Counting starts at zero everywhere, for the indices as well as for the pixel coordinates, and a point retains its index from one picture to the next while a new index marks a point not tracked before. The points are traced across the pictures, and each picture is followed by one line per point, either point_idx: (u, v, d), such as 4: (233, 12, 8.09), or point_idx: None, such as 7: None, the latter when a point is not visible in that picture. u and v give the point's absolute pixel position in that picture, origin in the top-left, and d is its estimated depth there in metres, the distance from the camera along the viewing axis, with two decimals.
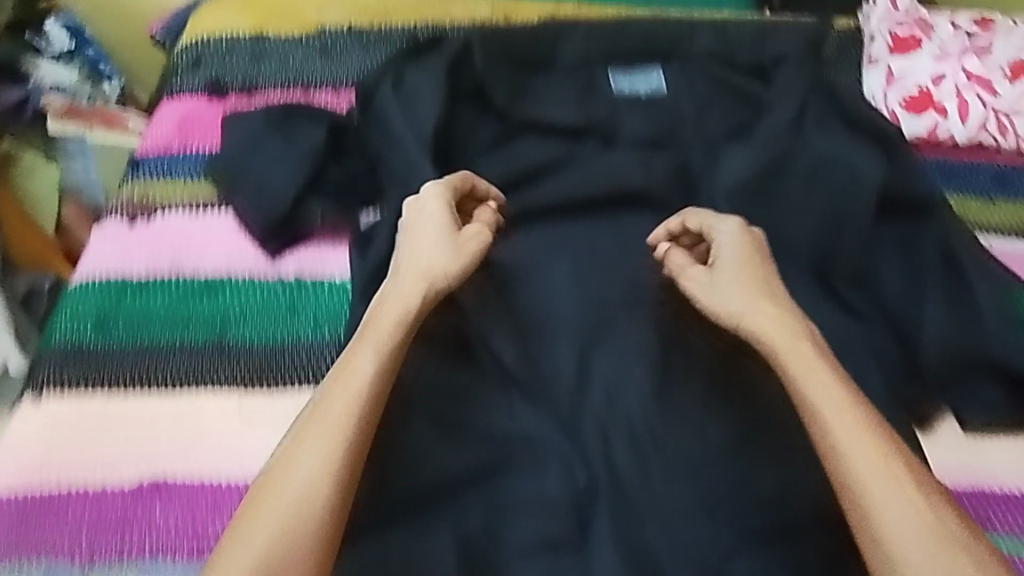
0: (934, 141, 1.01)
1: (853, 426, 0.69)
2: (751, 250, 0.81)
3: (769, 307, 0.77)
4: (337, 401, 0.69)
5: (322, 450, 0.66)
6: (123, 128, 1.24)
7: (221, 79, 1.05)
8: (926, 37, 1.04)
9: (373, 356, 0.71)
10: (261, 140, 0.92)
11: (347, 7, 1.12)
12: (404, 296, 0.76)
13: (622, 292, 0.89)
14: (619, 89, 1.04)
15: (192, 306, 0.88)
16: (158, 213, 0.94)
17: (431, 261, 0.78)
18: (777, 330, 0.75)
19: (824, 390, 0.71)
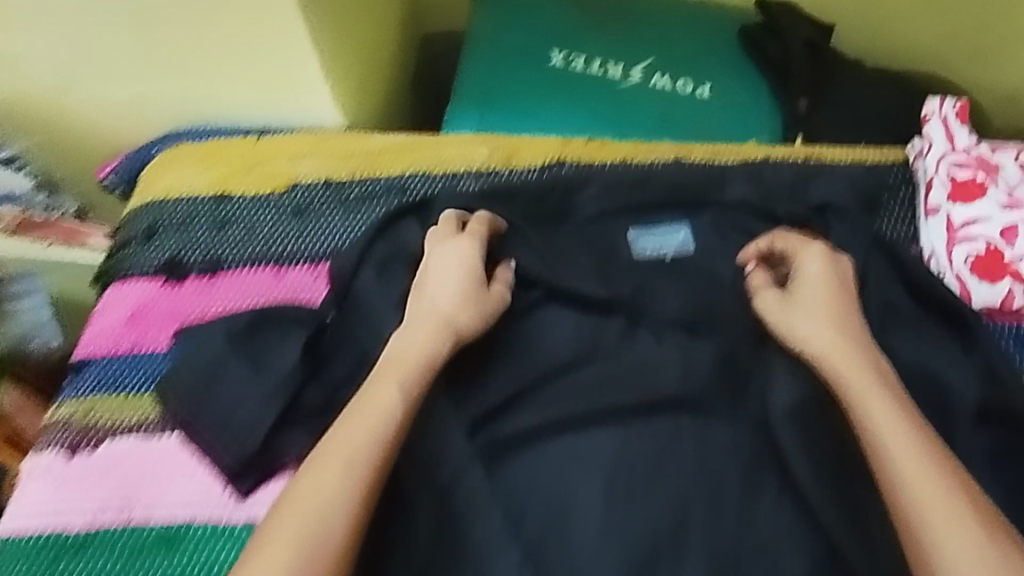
0: (1008, 309, 0.87)
1: (904, 440, 0.67)
2: (827, 273, 0.79)
3: (825, 320, 0.75)
4: (362, 428, 0.67)
5: (339, 484, 0.64)
6: (83, 243, 1.08)
7: (180, 255, 0.91)
8: (993, 182, 0.91)
9: (396, 389, 0.69)
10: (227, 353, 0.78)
11: (323, 155, 0.96)
12: (418, 338, 0.73)
13: (667, 526, 0.74)
14: (641, 251, 0.89)
15: (141, 568, 0.73)
16: (104, 439, 0.80)
17: (453, 306, 0.76)
18: (830, 351, 0.73)
19: (876, 402, 0.69)
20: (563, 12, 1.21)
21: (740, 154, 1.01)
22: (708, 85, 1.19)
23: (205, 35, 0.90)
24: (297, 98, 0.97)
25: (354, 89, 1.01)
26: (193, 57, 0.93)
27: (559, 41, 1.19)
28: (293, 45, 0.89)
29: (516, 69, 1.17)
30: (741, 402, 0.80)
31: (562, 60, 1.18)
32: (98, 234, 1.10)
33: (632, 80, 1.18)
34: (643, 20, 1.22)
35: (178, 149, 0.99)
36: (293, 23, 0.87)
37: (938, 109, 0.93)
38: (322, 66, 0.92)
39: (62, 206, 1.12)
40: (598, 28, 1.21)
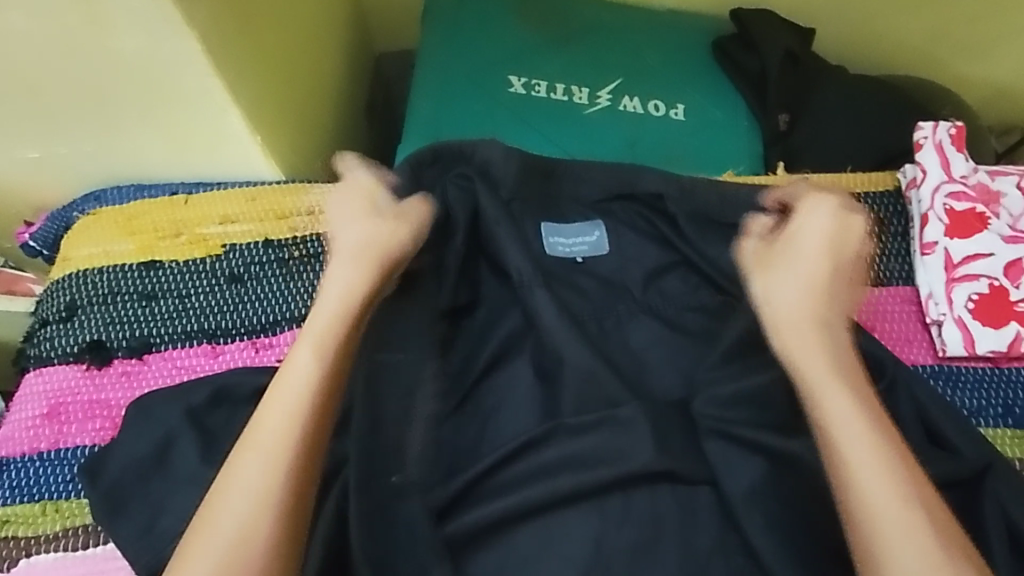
0: (1016, 354, 0.79)
1: (866, 433, 0.58)
2: (842, 241, 0.69)
3: (810, 285, 0.66)
4: (275, 417, 0.59)
5: (266, 460, 0.57)
6: (26, 294, 1.01)
7: (102, 336, 0.82)
8: (993, 214, 0.83)
9: (314, 355, 0.62)
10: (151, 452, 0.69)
11: (259, 215, 0.88)
12: (350, 270, 0.68)
13: None
14: (550, 249, 0.83)
15: None
16: (21, 557, 0.72)
17: (369, 239, 0.70)
18: (794, 324, 0.65)
19: (832, 394, 0.61)
20: (518, 32, 1.12)
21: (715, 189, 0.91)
22: (680, 106, 1.10)
23: (108, 91, 0.80)
24: (225, 152, 0.89)
25: (288, 139, 0.93)
26: (103, 117, 0.84)
27: (517, 66, 1.10)
28: (210, 100, 0.80)
29: (471, 98, 1.08)
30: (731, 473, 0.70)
31: (521, 87, 1.09)
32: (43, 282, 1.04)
33: (598, 104, 1.09)
34: (605, 37, 1.13)
35: (98, 212, 0.90)
36: (202, 80, 0.78)
37: (931, 135, 0.85)
38: (245, 119, 0.83)
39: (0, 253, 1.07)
40: (557, 49, 1.12)
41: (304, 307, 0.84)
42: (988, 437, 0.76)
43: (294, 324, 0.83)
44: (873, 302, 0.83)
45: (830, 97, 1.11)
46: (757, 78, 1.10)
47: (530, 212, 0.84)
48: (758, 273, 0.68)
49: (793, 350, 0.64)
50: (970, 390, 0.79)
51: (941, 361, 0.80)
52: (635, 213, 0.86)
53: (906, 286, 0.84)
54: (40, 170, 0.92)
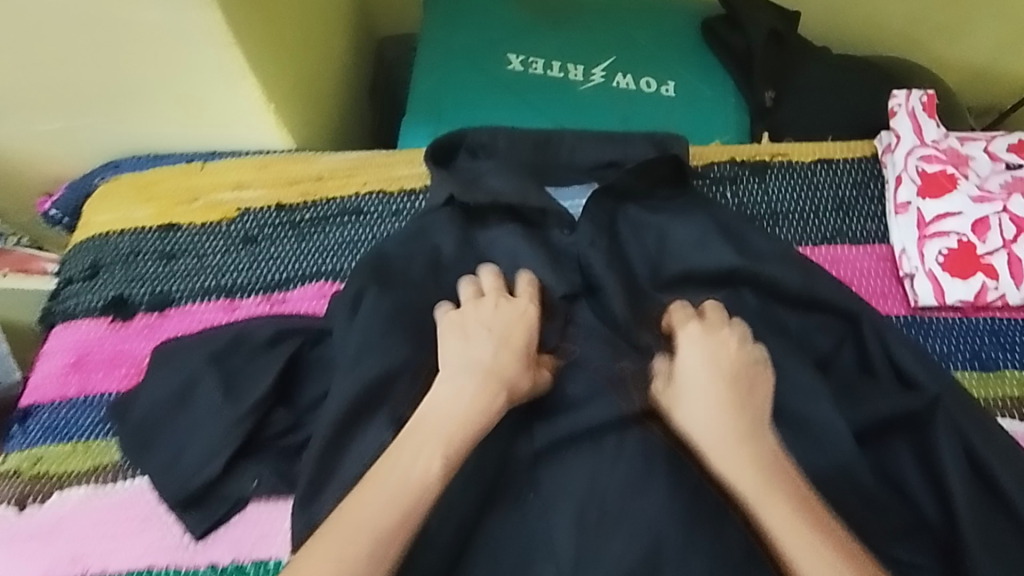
0: (983, 304, 0.84)
1: (802, 532, 0.59)
2: (719, 359, 0.68)
3: (717, 407, 0.66)
4: (376, 500, 0.61)
5: (372, 540, 0.59)
6: (39, 272, 1.06)
7: (125, 292, 0.87)
8: (963, 175, 0.88)
9: (439, 454, 0.63)
10: (175, 392, 0.75)
11: (271, 181, 0.93)
12: (476, 390, 0.66)
13: None
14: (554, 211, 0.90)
15: None
16: (54, 491, 0.77)
17: (507, 365, 0.68)
18: (719, 441, 0.65)
19: (771, 500, 0.61)
20: (515, 14, 1.18)
21: (703, 156, 0.97)
22: (671, 83, 1.16)
23: (131, 62, 0.86)
24: (239, 122, 0.94)
25: (298, 110, 0.98)
26: (123, 88, 0.89)
27: (514, 45, 1.16)
28: (225, 70, 0.86)
29: (470, 76, 1.13)
30: None
31: (518, 65, 1.14)
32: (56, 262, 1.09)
33: (593, 81, 1.14)
34: (599, 18, 1.19)
35: (117, 179, 0.95)
36: (219, 51, 0.83)
37: (904, 102, 0.92)
38: (258, 87, 0.88)
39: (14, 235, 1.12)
40: (553, 29, 1.18)
41: (315, 266, 0.89)
42: (956, 378, 0.82)
43: (305, 281, 0.89)
44: (849, 259, 0.89)
45: (812, 75, 1.17)
46: (743, 55, 1.15)
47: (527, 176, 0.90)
48: (670, 406, 0.68)
49: (717, 458, 0.64)
50: (939, 338, 0.84)
51: (913, 312, 0.86)
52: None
53: (882, 244, 0.90)
54: (63, 139, 0.98)
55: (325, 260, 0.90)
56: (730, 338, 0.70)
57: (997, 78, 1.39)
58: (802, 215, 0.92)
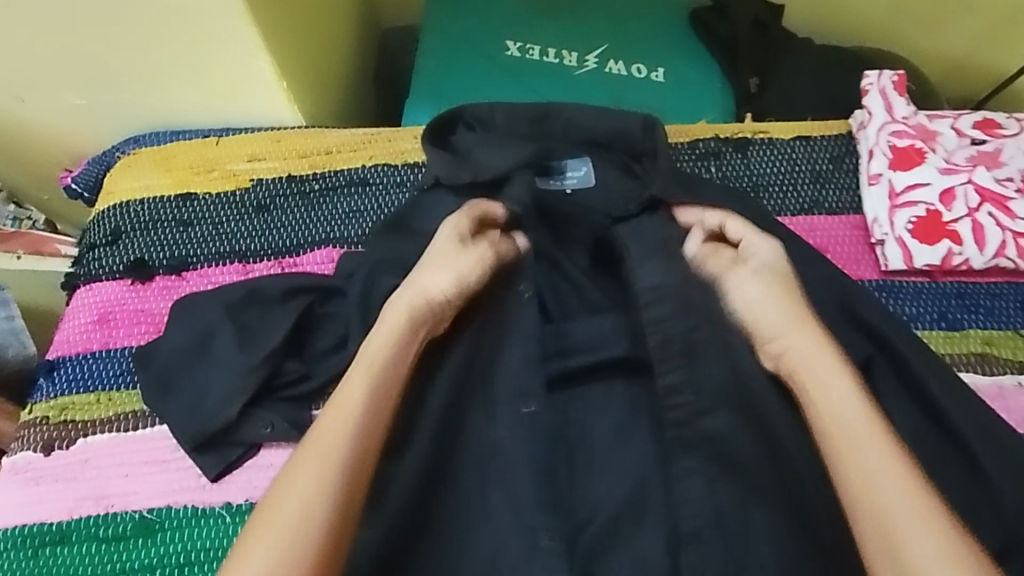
0: (949, 269, 0.90)
1: (862, 423, 0.66)
2: (781, 264, 0.80)
3: (778, 304, 0.76)
4: (323, 429, 0.66)
5: (321, 469, 0.63)
6: (52, 253, 1.15)
7: (145, 255, 0.93)
8: (931, 149, 0.94)
9: (368, 378, 0.70)
10: (193, 343, 0.80)
11: (283, 154, 0.99)
12: (400, 313, 0.75)
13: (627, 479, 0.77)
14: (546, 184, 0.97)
15: (123, 554, 0.76)
16: (78, 437, 0.81)
17: (430, 284, 0.78)
18: (802, 354, 0.73)
19: (833, 393, 0.69)
20: (513, 3, 1.24)
21: (688, 133, 1.02)
22: (661, 69, 1.22)
23: (154, 40, 0.92)
24: (253, 99, 1.00)
25: (309, 88, 1.04)
26: (145, 65, 0.95)
27: (513, 33, 1.22)
28: (242, 47, 0.92)
29: (470, 61, 1.19)
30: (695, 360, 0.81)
31: (516, 51, 1.21)
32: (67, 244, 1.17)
33: (587, 67, 1.20)
34: (593, 8, 1.25)
35: (137, 152, 1.01)
36: (235, 28, 0.89)
37: (876, 81, 0.98)
38: (272, 65, 0.94)
39: (35, 219, 1.21)
40: (550, 18, 1.24)
41: (324, 233, 0.95)
42: (924, 337, 0.88)
43: (314, 247, 0.94)
44: (826, 227, 0.95)
45: (794, 64, 1.23)
46: (728, 44, 1.22)
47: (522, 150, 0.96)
48: (740, 298, 0.79)
49: (794, 350, 0.74)
50: (908, 300, 0.90)
51: (884, 276, 0.91)
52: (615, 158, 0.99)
53: (856, 214, 0.96)
54: (87, 116, 1.04)
55: (333, 227, 0.95)
56: (780, 246, 0.82)
57: (974, 69, 1.45)
58: (782, 188, 0.98)
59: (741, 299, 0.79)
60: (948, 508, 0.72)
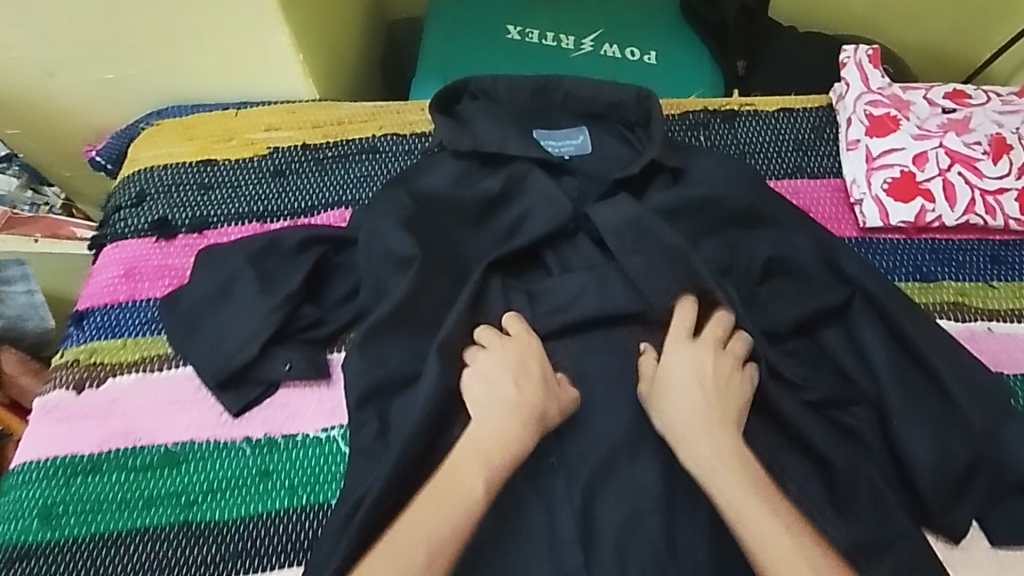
0: (923, 226, 0.97)
1: (755, 501, 0.69)
2: (702, 352, 0.79)
3: (689, 404, 0.75)
4: (427, 518, 0.70)
5: (421, 563, 0.67)
6: (69, 236, 1.22)
7: (168, 216, 0.98)
8: (904, 117, 1.01)
9: (482, 477, 0.72)
10: (218, 290, 0.86)
11: (297, 124, 1.05)
12: (508, 421, 0.75)
13: (624, 411, 0.82)
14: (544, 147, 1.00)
15: (150, 483, 0.80)
16: (106, 378, 0.87)
17: (529, 393, 0.77)
18: (690, 439, 0.74)
19: (723, 476, 0.71)
20: None
21: (679, 106, 1.09)
22: (653, 53, 1.29)
23: (180, 14, 0.99)
24: (270, 72, 1.06)
25: (322, 64, 1.11)
26: (170, 38, 1.02)
27: (514, 18, 1.29)
28: (262, 20, 0.99)
29: (473, 44, 1.27)
30: None
31: (517, 34, 1.28)
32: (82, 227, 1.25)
33: (583, 50, 1.28)
34: None
35: (160, 123, 1.07)
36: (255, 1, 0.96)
37: (853, 55, 1.05)
38: (290, 38, 1.01)
39: (49, 202, 1.27)
40: (548, 5, 1.31)
41: (337, 196, 1.01)
42: (901, 287, 0.94)
43: (327, 208, 0.99)
44: (808, 190, 1.01)
45: (778, 50, 1.32)
46: (716, 28, 1.28)
47: (523, 120, 1.02)
48: (658, 400, 0.77)
49: (693, 442, 0.73)
50: (886, 254, 0.96)
51: (863, 233, 0.97)
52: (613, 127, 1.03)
53: (837, 178, 1.02)
54: (113, 90, 1.10)
55: (345, 190, 1.01)
56: (713, 343, 0.80)
57: (950, 57, 1.53)
58: (767, 155, 1.04)
59: (659, 404, 0.77)
60: (918, 436, 0.78)
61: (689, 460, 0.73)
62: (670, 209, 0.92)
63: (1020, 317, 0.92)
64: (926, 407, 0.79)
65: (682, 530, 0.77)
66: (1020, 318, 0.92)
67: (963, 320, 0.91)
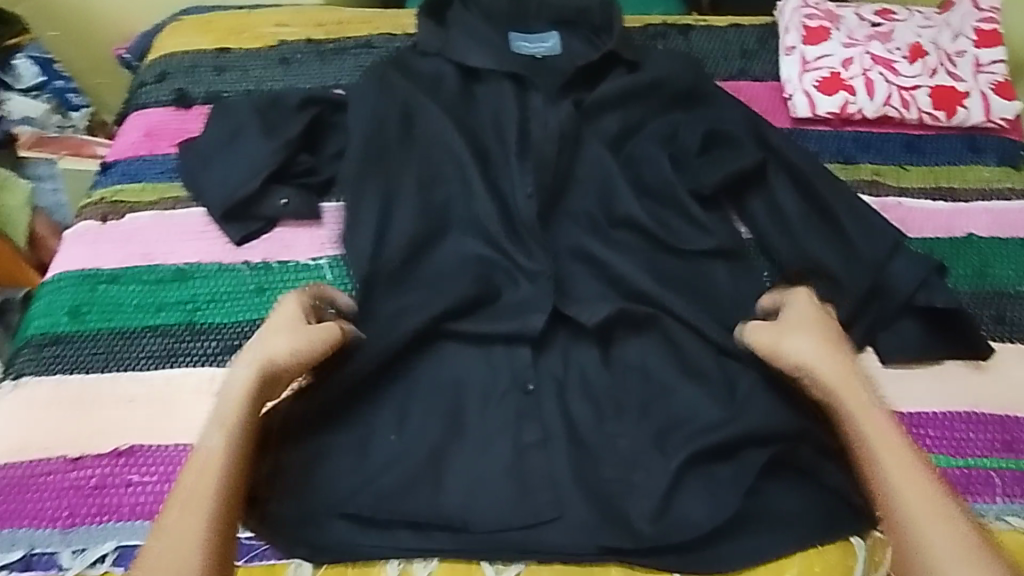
0: (846, 117, 1.10)
1: (900, 453, 0.70)
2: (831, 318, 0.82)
3: (824, 340, 0.78)
4: (189, 491, 0.68)
5: (186, 533, 0.65)
6: (90, 155, 1.30)
7: (186, 90, 1.12)
8: (835, 28, 1.15)
9: (220, 437, 0.71)
10: (233, 139, 1.01)
11: (304, 23, 1.20)
12: (235, 376, 0.75)
13: (573, 250, 0.96)
14: (517, 46, 1.15)
15: (163, 293, 0.93)
16: (128, 214, 1.00)
17: (261, 343, 0.77)
18: (831, 370, 0.76)
19: (862, 407, 0.73)
20: None
21: (641, 20, 1.23)
22: None
23: None
24: None
25: None
26: None
27: None
28: None
29: None
30: (632, 167, 1.01)
31: None
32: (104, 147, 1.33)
33: None
34: None
35: (185, 20, 1.22)
36: None
37: None
38: None
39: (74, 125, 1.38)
40: None
41: (335, 80, 1.14)
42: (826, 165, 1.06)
43: (326, 87, 1.13)
44: (749, 88, 1.15)
45: None
46: None
47: (502, 21, 1.15)
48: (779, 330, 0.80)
49: (824, 379, 0.76)
50: (814, 139, 1.09)
51: (795, 123, 1.11)
52: (580, 32, 1.17)
53: (775, 81, 1.16)
54: None
55: (342, 75, 1.15)
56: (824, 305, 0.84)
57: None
58: (716, 60, 1.18)
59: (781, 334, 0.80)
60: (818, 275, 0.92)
61: (825, 385, 0.75)
62: (624, 90, 1.05)
63: (931, 193, 1.04)
64: (829, 252, 0.94)
65: (616, 336, 0.89)
66: (931, 194, 1.04)
67: (878, 194, 1.04)
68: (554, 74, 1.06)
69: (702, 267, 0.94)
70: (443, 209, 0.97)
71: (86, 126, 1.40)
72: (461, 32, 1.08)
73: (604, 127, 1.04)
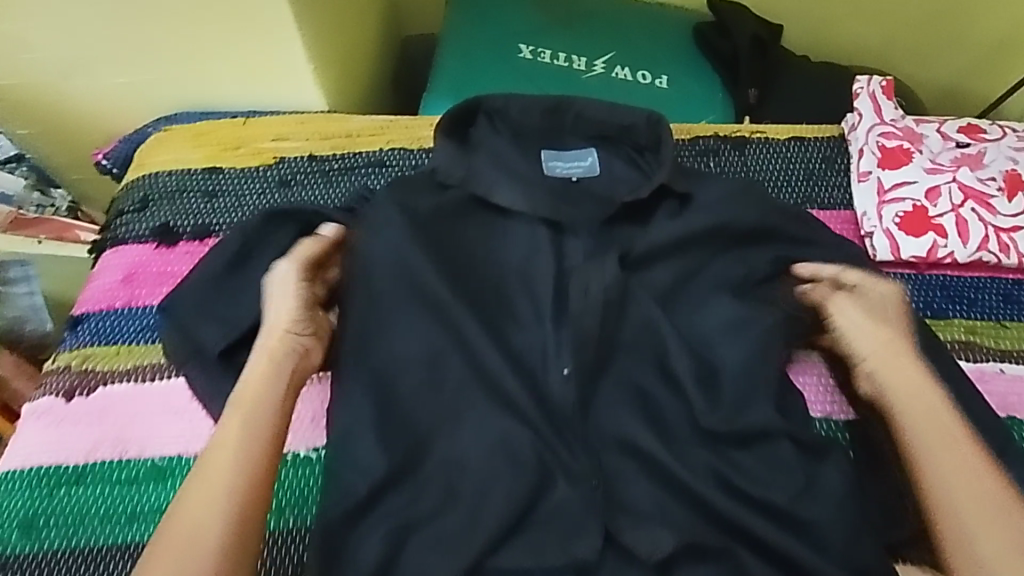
0: (934, 262, 0.95)
1: (946, 446, 0.74)
2: (880, 312, 0.86)
3: (876, 333, 0.84)
4: (215, 470, 0.70)
5: (208, 506, 0.68)
6: (73, 239, 1.15)
7: (171, 222, 0.97)
8: (917, 150, 1.00)
9: (240, 422, 0.73)
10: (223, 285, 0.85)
11: (307, 135, 1.05)
12: (257, 358, 0.78)
13: (623, 444, 0.81)
14: (551, 170, 0.96)
15: (135, 496, 0.79)
16: (99, 385, 0.86)
17: (275, 322, 0.80)
18: (886, 362, 0.82)
19: (911, 401, 0.78)
20: (527, 13, 1.30)
21: (690, 131, 1.08)
22: (665, 77, 1.27)
23: (196, 21, 0.99)
24: (283, 80, 1.06)
25: (335, 75, 1.10)
26: (184, 46, 1.03)
27: (526, 38, 1.28)
28: (279, 31, 0.99)
29: (488, 61, 1.25)
30: (690, 335, 0.87)
31: (529, 53, 1.26)
32: (89, 230, 1.18)
33: (595, 72, 1.26)
34: (603, 20, 1.31)
35: (170, 129, 1.06)
36: (277, 4, 0.97)
37: (866, 86, 1.05)
38: (306, 51, 1.02)
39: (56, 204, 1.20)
40: (564, 26, 1.30)
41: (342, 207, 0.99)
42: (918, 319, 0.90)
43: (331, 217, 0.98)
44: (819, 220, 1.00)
45: (795, 78, 1.26)
46: (729, 58, 1.26)
47: (532, 141, 0.97)
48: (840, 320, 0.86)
49: (888, 381, 0.81)
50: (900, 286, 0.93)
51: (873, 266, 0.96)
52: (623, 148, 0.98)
53: (847, 210, 1.01)
54: (124, 94, 1.10)
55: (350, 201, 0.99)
56: (879, 296, 0.87)
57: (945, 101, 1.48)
58: (778, 183, 1.03)
59: (841, 320, 0.86)
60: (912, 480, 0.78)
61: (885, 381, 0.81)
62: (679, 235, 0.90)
63: None
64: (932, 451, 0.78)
65: (680, 569, 0.74)
66: None
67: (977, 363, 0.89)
68: (597, 216, 0.91)
69: (781, 466, 0.79)
70: (467, 388, 0.82)
71: (69, 206, 1.22)
72: (489, 162, 0.92)
73: (655, 280, 0.89)
